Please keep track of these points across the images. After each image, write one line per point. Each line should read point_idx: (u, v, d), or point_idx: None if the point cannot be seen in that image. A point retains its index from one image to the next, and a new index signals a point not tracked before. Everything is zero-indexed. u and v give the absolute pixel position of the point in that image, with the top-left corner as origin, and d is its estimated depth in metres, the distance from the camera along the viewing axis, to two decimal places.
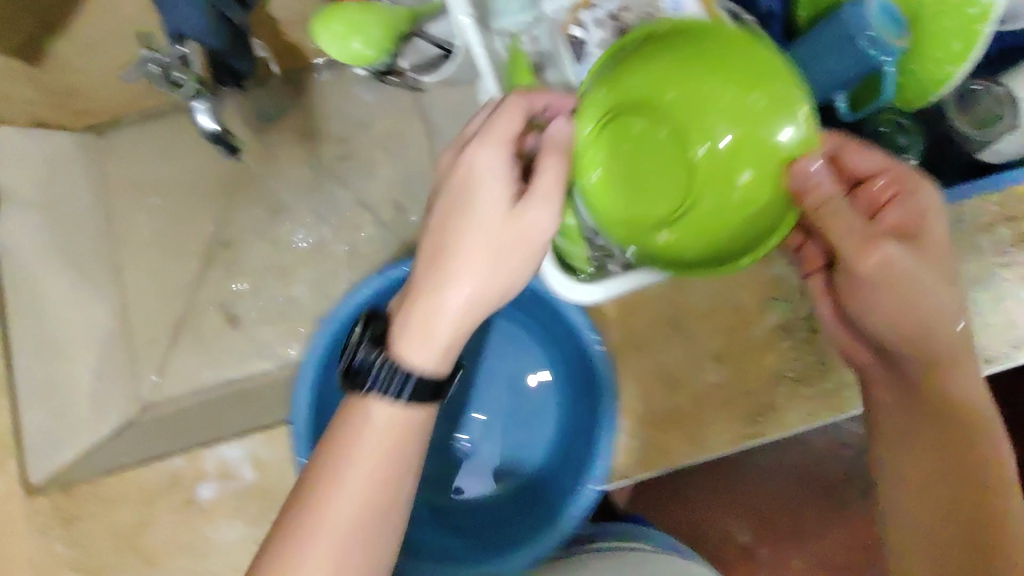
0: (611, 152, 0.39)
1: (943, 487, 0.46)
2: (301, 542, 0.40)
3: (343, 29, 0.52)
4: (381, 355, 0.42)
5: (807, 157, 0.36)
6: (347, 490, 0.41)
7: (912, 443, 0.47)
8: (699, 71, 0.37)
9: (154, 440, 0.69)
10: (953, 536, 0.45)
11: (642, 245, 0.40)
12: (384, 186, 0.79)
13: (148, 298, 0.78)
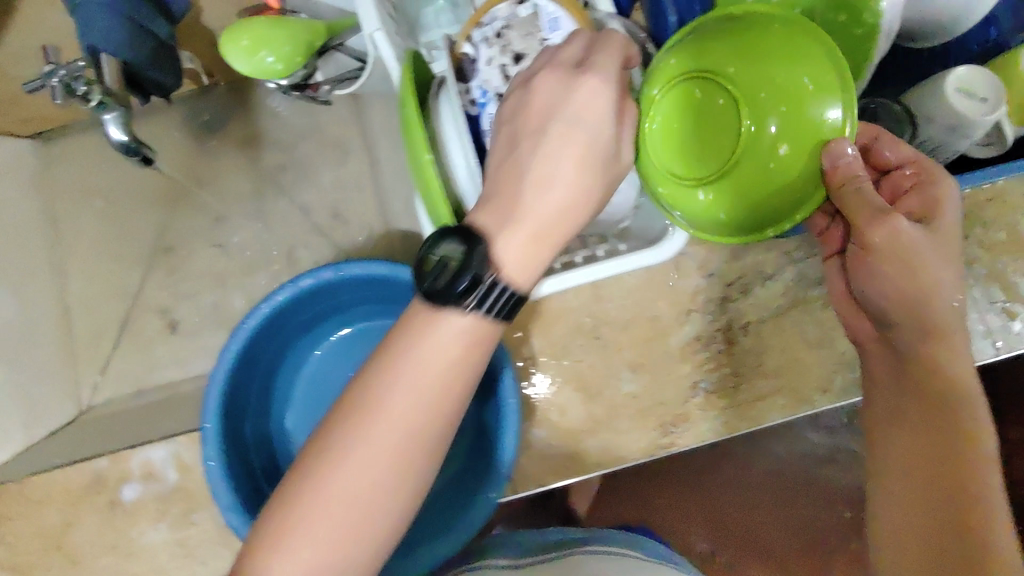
0: (672, 115, 0.48)
1: (935, 452, 0.48)
2: (337, 459, 0.42)
3: (249, 43, 0.53)
4: (489, 276, 0.43)
5: (842, 141, 0.45)
6: (388, 419, 0.42)
7: (907, 412, 0.50)
8: (772, 56, 0.46)
9: (87, 441, 0.70)
10: (940, 496, 0.47)
11: (687, 200, 0.49)
12: (326, 195, 0.81)
13: (92, 300, 0.80)
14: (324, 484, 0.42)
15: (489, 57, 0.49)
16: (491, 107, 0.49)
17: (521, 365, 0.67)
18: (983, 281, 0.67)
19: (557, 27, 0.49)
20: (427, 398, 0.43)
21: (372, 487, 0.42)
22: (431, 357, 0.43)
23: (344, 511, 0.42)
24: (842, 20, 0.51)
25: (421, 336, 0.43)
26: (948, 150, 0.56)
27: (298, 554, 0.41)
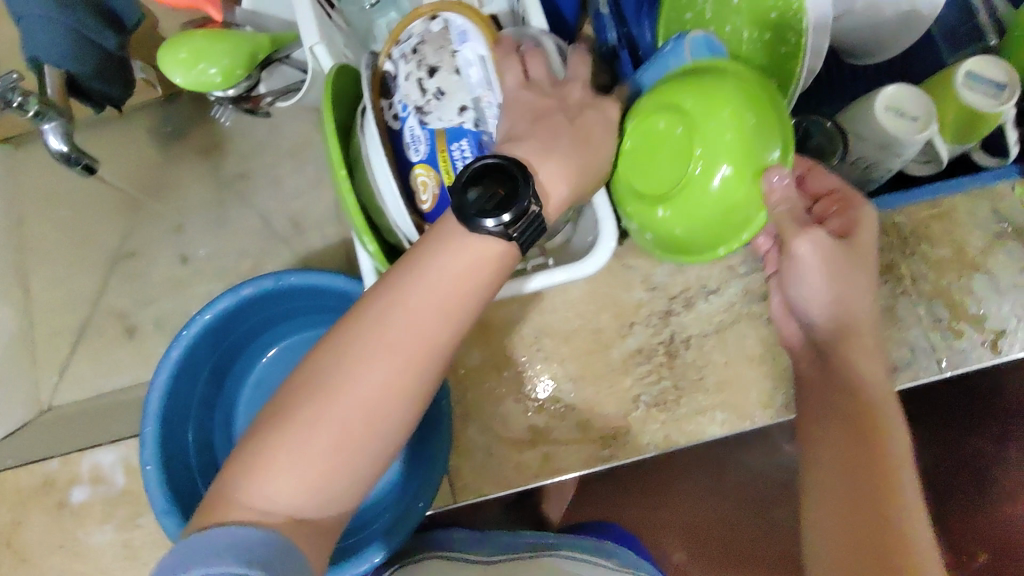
0: (639, 146, 0.49)
1: (855, 468, 0.47)
2: (347, 370, 0.40)
3: (187, 56, 0.54)
4: (533, 205, 0.41)
5: (774, 171, 0.45)
6: (410, 329, 0.41)
7: (838, 416, 0.49)
8: (723, 90, 0.46)
9: (41, 442, 0.72)
10: (856, 510, 0.45)
11: (646, 219, 0.50)
12: (285, 202, 0.81)
13: (54, 304, 0.82)
14: (331, 396, 0.39)
15: (407, 73, 0.48)
16: (412, 121, 0.48)
17: (462, 375, 0.67)
18: (929, 298, 0.66)
19: (467, 39, 0.48)
20: (450, 308, 0.41)
21: (384, 401, 0.40)
22: (462, 267, 0.41)
23: (351, 422, 0.39)
24: (766, 38, 0.52)
25: (450, 246, 0.42)
26: (883, 168, 0.55)
27: (301, 462, 0.39)
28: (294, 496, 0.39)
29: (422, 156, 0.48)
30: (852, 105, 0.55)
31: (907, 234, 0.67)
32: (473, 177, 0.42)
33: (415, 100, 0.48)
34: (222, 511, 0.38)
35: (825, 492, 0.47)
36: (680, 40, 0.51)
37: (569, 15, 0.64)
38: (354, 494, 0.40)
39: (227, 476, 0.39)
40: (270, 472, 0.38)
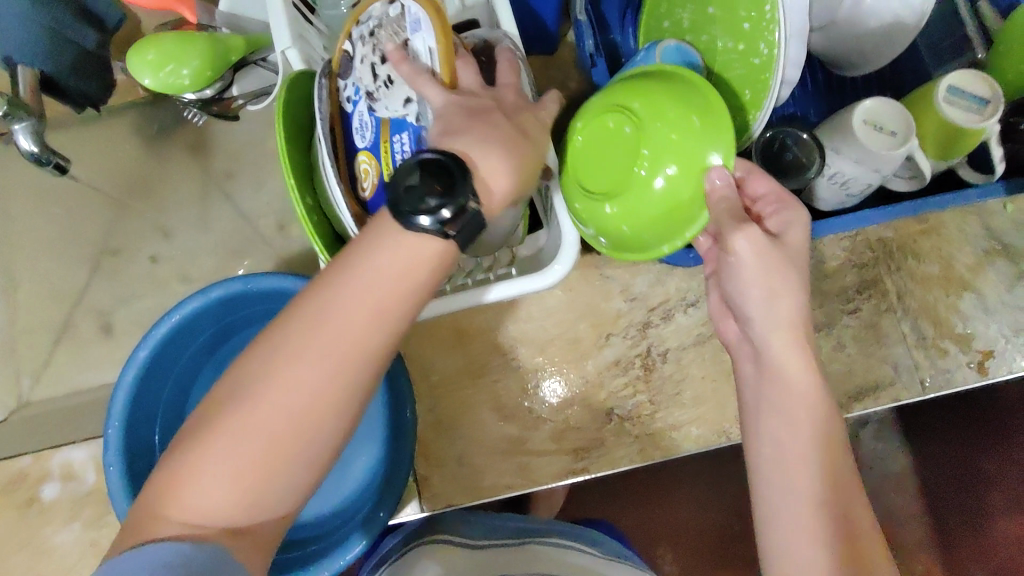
0: (589, 143, 0.50)
1: (814, 489, 0.46)
2: (272, 379, 0.39)
3: (155, 57, 0.56)
4: (470, 205, 0.39)
5: (717, 168, 0.47)
6: (339, 335, 0.40)
7: (785, 426, 0.48)
8: (669, 92, 0.49)
9: (15, 438, 0.72)
10: (816, 523, 0.45)
11: (594, 215, 0.51)
12: (268, 203, 0.81)
13: (38, 300, 0.83)
14: (258, 407, 0.39)
15: (362, 55, 0.47)
16: (362, 107, 0.48)
17: (435, 382, 0.66)
18: (914, 316, 0.65)
19: (419, 28, 0.44)
20: (383, 310, 0.40)
21: (313, 409, 0.40)
22: (392, 268, 0.40)
23: (279, 431, 0.39)
24: (741, 48, 0.51)
25: (378, 246, 0.40)
26: (860, 183, 0.55)
27: (228, 475, 0.39)
28: (223, 509, 0.39)
29: (366, 143, 0.48)
30: (830, 119, 0.55)
31: (893, 249, 0.65)
32: (406, 176, 0.39)
33: (366, 86, 0.47)
34: (151, 527, 0.38)
35: (780, 505, 0.47)
36: (652, 48, 0.53)
37: (550, 21, 0.63)
38: (290, 502, 0.41)
39: (162, 485, 0.39)
40: (197, 486, 0.39)
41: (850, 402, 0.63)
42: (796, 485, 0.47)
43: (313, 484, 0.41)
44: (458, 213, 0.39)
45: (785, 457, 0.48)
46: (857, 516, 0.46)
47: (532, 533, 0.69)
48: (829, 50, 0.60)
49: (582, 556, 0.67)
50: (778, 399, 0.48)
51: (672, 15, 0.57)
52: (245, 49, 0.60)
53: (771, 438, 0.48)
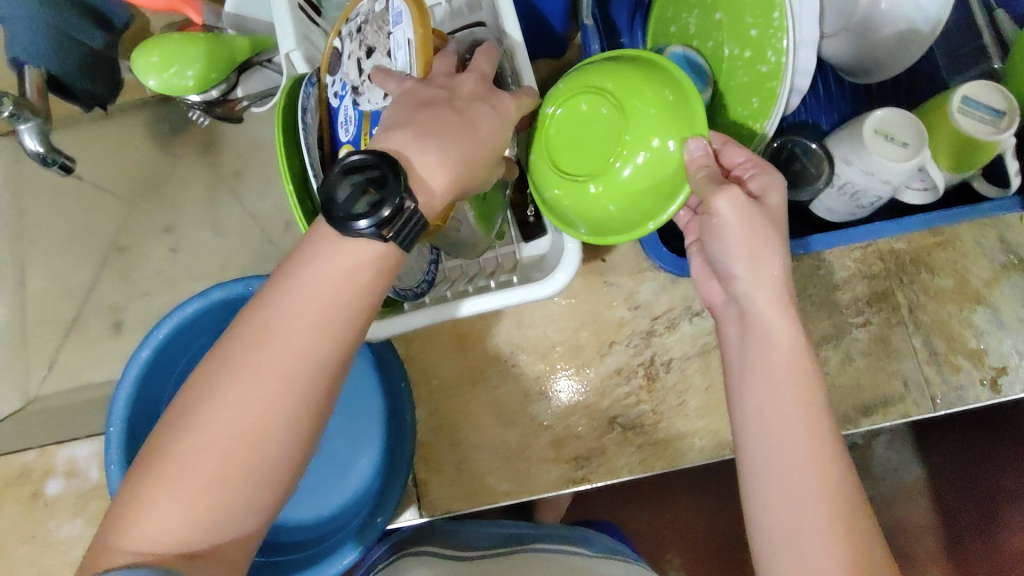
0: (564, 127, 0.49)
1: (818, 498, 0.43)
2: (220, 399, 0.40)
3: (160, 59, 0.56)
4: (402, 205, 0.39)
5: (695, 139, 0.46)
6: (282, 349, 0.40)
7: (782, 423, 0.45)
8: (636, 70, 0.48)
9: (22, 432, 0.73)
10: (817, 539, 0.43)
11: (577, 198, 0.49)
12: (274, 203, 0.81)
13: (49, 295, 0.83)
14: (205, 427, 0.40)
15: (350, 52, 0.47)
16: (347, 101, 0.47)
17: (436, 386, 0.66)
18: (926, 330, 0.63)
19: (400, 21, 0.44)
20: (327, 320, 0.41)
21: (262, 423, 0.40)
22: (331, 278, 0.41)
23: (229, 448, 0.40)
24: (747, 55, 0.50)
25: (314, 258, 0.41)
26: (870, 195, 0.53)
27: (181, 497, 0.39)
28: (198, 518, 0.39)
29: (349, 137, 0.47)
30: (842, 128, 0.54)
31: (905, 261, 0.64)
32: (336, 181, 0.39)
33: (352, 81, 0.47)
34: (110, 557, 0.39)
35: (772, 494, 0.45)
36: None
37: (558, 26, 0.63)
38: (249, 517, 0.41)
39: (144, 491, 0.40)
40: (152, 511, 0.39)
41: (858, 417, 0.62)
42: (784, 461, 0.45)
43: (272, 498, 0.41)
44: (392, 214, 0.39)
45: (771, 432, 0.45)
46: (850, 497, 0.44)
47: (522, 541, 0.67)
48: (840, 60, 0.60)
49: (571, 557, 0.65)
50: (761, 367, 0.47)
51: (679, 20, 0.57)
52: (250, 51, 0.61)
53: (753, 408, 0.47)
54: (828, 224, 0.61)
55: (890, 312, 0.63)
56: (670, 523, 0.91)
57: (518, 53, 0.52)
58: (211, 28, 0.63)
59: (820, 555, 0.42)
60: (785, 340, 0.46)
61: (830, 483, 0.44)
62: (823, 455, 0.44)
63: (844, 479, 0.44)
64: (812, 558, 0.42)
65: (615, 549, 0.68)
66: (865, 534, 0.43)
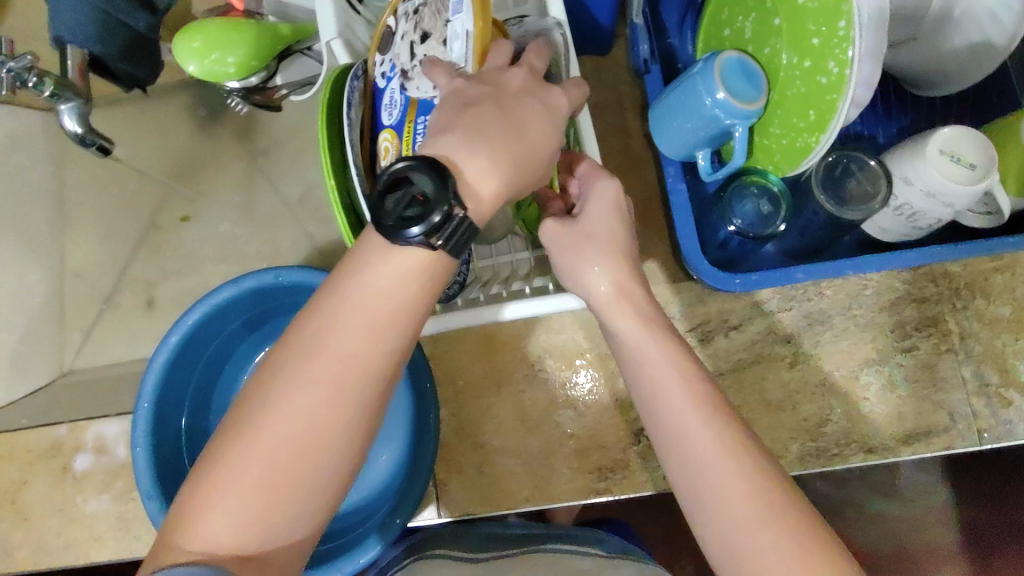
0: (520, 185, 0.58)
1: (729, 466, 0.42)
2: (272, 407, 0.40)
3: (201, 45, 0.56)
4: (453, 212, 0.38)
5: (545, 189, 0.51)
6: (333, 358, 0.40)
7: (668, 412, 0.44)
8: None
9: (56, 403, 0.74)
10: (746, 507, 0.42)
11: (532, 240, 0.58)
12: (309, 190, 0.81)
13: (84, 271, 0.84)
14: (260, 432, 0.40)
15: (404, 32, 0.47)
16: (394, 84, 0.47)
17: (461, 386, 0.65)
18: (977, 360, 0.60)
19: (460, 9, 0.43)
20: (374, 329, 0.40)
21: (315, 434, 0.40)
22: (380, 286, 0.40)
23: (278, 457, 0.40)
24: (807, 65, 0.47)
25: (367, 267, 0.40)
26: (928, 218, 0.50)
27: (235, 502, 0.39)
28: (243, 525, 0.39)
29: (392, 121, 0.47)
30: (901, 146, 0.51)
31: (960, 286, 0.61)
32: (389, 189, 0.39)
33: (403, 63, 0.46)
34: (168, 553, 0.39)
35: (687, 482, 0.44)
36: (710, 70, 0.48)
37: (604, 22, 0.61)
38: (299, 524, 0.41)
39: (196, 494, 0.40)
40: (206, 513, 0.39)
41: (898, 446, 0.59)
42: (687, 450, 0.44)
43: (324, 506, 0.41)
44: (441, 222, 0.38)
45: (660, 415, 0.45)
46: (757, 459, 0.43)
47: (532, 541, 0.62)
48: (908, 70, 0.57)
49: (582, 561, 0.59)
50: (631, 359, 0.47)
51: (733, 23, 0.54)
52: (291, 38, 0.61)
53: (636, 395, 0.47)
54: (881, 243, 0.58)
55: (940, 340, 0.60)
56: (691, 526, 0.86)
57: (565, 47, 0.51)
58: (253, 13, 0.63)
59: (737, 511, 0.42)
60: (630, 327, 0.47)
61: (728, 437, 0.43)
62: (719, 422, 0.44)
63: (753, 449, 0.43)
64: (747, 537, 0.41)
65: (631, 550, 0.63)
66: (777, 480, 0.42)
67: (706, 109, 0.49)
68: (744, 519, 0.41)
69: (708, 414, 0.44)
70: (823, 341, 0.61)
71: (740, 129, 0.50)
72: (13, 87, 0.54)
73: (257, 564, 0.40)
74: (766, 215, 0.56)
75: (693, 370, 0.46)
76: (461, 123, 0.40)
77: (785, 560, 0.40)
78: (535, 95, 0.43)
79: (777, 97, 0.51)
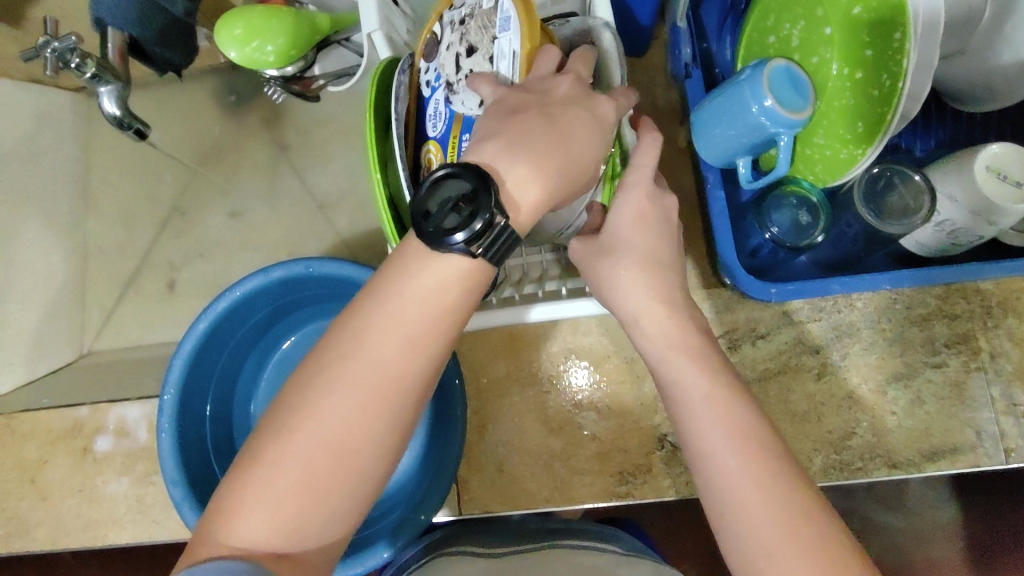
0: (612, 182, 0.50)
1: (745, 461, 0.42)
2: (308, 408, 0.40)
3: (243, 32, 0.56)
4: (494, 220, 0.38)
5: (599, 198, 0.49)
6: (369, 363, 0.40)
7: (704, 410, 0.44)
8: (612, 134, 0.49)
9: (77, 383, 0.75)
10: (767, 504, 0.41)
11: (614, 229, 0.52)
12: (335, 180, 0.81)
13: (106, 253, 0.85)
14: (296, 433, 0.40)
15: (449, 42, 0.46)
16: (439, 95, 0.47)
17: (484, 383, 0.65)
18: (1007, 380, 0.59)
19: (508, 28, 0.44)
20: (410, 336, 0.40)
21: (352, 437, 0.40)
22: (419, 293, 0.40)
23: (312, 459, 0.40)
24: (858, 76, 0.49)
25: (406, 275, 0.41)
26: (970, 235, 0.50)
27: (270, 501, 0.39)
28: (277, 524, 0.39)
29: (437, 133, 0.47)
30: (947, 160, 0.51)
31: (992, 304, 0.60)
32: (430, 198, 0.39)
33: (448, 75, 0.46)
34: (202, 550, 0.39)
35: (710, 480, 0.43)
36: (757, 77, 0.47)
37: (645, 22, 0.60)
38: (331, 525, 0.40)
39: (232, 491, 0.40)
40: (241, 512, 0.39)
41: (924, 462, 0.59)
42: (707, 448, 0.43)
43: (356, 509, 0.41)
44: (483, 228, 0.38)
45: (682, 399, 0.45)
46: (771, 457, 0.42)
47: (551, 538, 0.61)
48: (953, 82, 0.56)
49: (598, 556, 0.58)
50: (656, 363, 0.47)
51: (779, 30, 0.54)
52: (329, 28, 0.61)
53: (659, 376, 0.46)
54: (914, 258, 0.58)
55: (970, 359, 0.60)
56: (695, 530, 0.84)
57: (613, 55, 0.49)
58: (292, 3, 0.63)
59: (748, 500, 0.41)
60: (656, 305, 0.46)
61: (742, 431, 0.43)
62: (742, 422, 0.43)
63: (769, 449, 0.42)
64: (765, 536, 0.40)
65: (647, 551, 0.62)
66: (792, 481, 0.42)
67: (751, 116, 0.48)
68: (752, 511, 0.41)
69: (729, 410, 0.43)
70: (851, 353, 0.61)
71: (786, 137, 0.49)
72: (57, 69, 0.55)
73: (290, 564, 0.39)
74: (803, 226, 0.55)
75: (716, 367, 0.45)
76: (510, 127, 0.41)
77: (789, 558, 0.40)
78: (586, 100, 0.43)
79: (824, 107, 0.52)
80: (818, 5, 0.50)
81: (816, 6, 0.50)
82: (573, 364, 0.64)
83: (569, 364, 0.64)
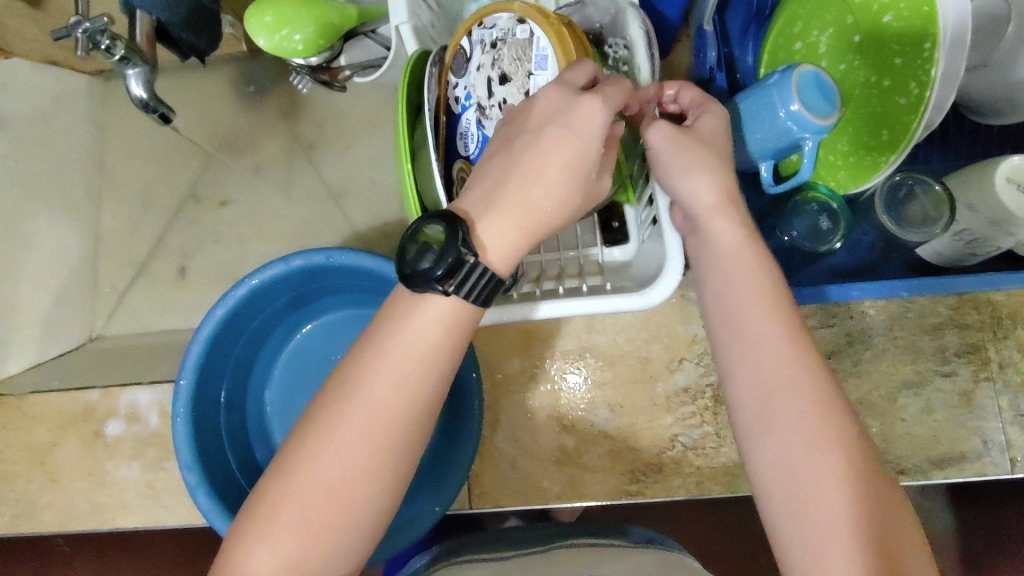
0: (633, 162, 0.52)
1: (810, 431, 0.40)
2: (311, 446, 0.40)
3: (273, 20, 0.56)
4: (464, 258, 0.40)
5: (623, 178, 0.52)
6: (364, 405, 0.40)
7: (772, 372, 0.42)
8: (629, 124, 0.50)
9: (88, 367, 0.75)
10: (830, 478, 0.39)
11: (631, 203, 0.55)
12: (350, 173, 0.81)
13: (117, 237, 0.84)
14: (298, 474, 0.40)
15: (481, 63, 0.48)
16: (471, 115, 0.48)
17: (499, 378, 0.65)
18: (1016, 389, 0.60)
19: (543, 66, 0.46)
20: (400, 376, 0.41)
21: (353, 478, 0.40)
22: (411, 339, 0.41)
23: (314, 493, 0.40)
24: (885, 85, 0.51)
25: (401, 320, 0.41)
26: (988, 246, 0.52)
27: (272, 533, 0.40)
28: (282, 552, 0.39)
29: (469, 152, 0.49)
30: (964, 172, 0.52)
31: (1003, 315, 0.61)
32: (409, 240, 0.40)
33: (480, 97, 0.48)
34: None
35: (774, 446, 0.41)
36: (786, 81, 0.48)
37: (672, 18, 0.61)
38: (333, 560, 0.40)
39: (244, 521, 0.41)
40: (247, 548, 0.40)
41: (930, 469, 0.59)
42: (775, 408, 0.41)
43: (359, 544, 0.41)
44: (454, 266, 0.39)
45: (748, 369, 0.42)
46: (839, 430, 0.40)
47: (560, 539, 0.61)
48: (973, 94, 0.57)
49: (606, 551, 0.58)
50: (732, 310, 0.44)
51: (806, 36, 0.56)
52: (358, 19, 0.62)
53: (722, 345, 0.44)
54: (928, 268, 0.58)
55: (979, 369, 0.60)
56: (693, 533, 0.84)
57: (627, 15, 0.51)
58: None
59: (797, 480, 0.40)
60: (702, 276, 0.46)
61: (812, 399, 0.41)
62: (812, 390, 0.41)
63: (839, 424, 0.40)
64: (818, 514, 0.39)
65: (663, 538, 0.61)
66: (848, 460, 0.40)
67: (779, 120, 0.49)
68: (810, 483, 0.39)
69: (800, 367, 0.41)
70: (863, 360, 0.61)
71: (810, 141, 0.49)
72: (87, 49, 0.55)
73: None
74: (823, 231, 0.55)
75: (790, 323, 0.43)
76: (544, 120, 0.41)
77: (839, 539, 0.38)
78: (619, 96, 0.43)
79: (850, 114, 0.55)
80: (848, 13, 0.53)
81: (846, 13, 0.53)
82: (574, 363, 0.64)
83: (576, 362, 0.64)
